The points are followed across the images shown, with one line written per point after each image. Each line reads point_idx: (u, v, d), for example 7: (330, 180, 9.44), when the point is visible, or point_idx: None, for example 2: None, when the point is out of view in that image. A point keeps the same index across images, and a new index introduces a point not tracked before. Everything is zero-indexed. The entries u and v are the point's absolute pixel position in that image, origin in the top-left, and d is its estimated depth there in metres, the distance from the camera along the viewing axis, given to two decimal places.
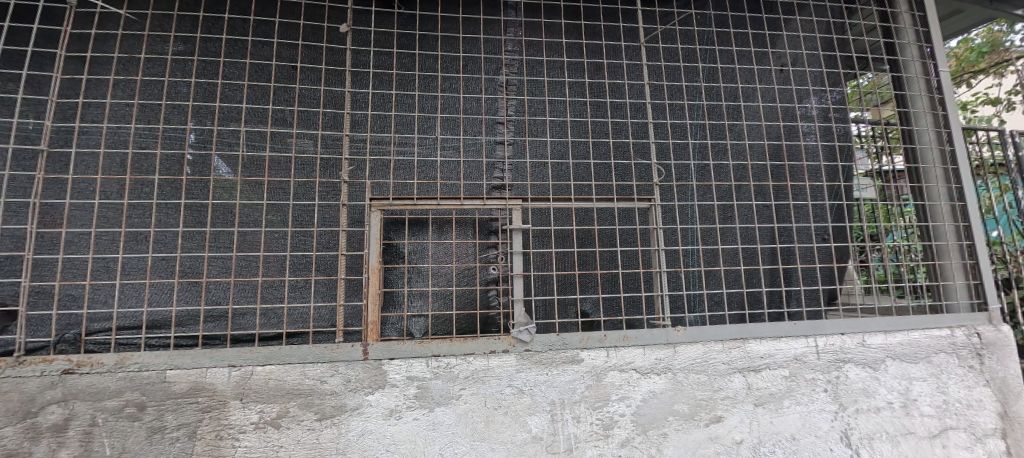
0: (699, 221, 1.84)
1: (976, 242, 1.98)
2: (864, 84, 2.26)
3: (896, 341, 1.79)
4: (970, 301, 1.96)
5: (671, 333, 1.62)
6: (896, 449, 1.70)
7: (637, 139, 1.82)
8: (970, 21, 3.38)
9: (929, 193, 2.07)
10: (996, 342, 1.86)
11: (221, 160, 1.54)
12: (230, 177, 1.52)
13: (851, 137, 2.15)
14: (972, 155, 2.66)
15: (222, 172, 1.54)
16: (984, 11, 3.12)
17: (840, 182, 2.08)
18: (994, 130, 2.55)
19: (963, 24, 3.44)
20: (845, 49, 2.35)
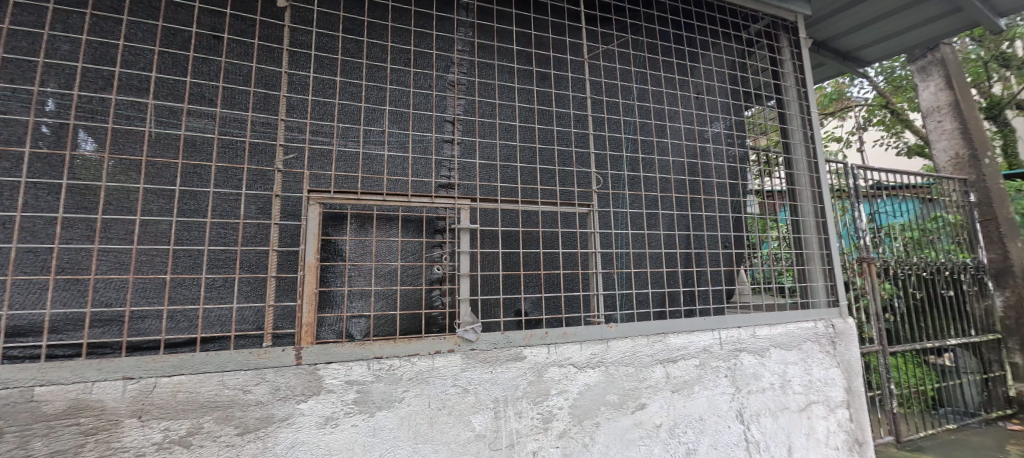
0: (630, 227, 2.02)
1: (833, 251, 2.46)
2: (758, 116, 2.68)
3: (777, 332, 2.14)
4: (828, 298, 2.43)
5: (604, 329, 1.75)
6: (775, 421, 2.03)
7: (579, 149, 1.93)
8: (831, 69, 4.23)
9: (801, 210, 2.53)
10: (844, 331, 2.33)
11: (85, 133, 1.30)
12: (94, 156, 1.26)
13: (746, 160, 2.54)
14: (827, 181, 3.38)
15: (86, 147, 1.29)
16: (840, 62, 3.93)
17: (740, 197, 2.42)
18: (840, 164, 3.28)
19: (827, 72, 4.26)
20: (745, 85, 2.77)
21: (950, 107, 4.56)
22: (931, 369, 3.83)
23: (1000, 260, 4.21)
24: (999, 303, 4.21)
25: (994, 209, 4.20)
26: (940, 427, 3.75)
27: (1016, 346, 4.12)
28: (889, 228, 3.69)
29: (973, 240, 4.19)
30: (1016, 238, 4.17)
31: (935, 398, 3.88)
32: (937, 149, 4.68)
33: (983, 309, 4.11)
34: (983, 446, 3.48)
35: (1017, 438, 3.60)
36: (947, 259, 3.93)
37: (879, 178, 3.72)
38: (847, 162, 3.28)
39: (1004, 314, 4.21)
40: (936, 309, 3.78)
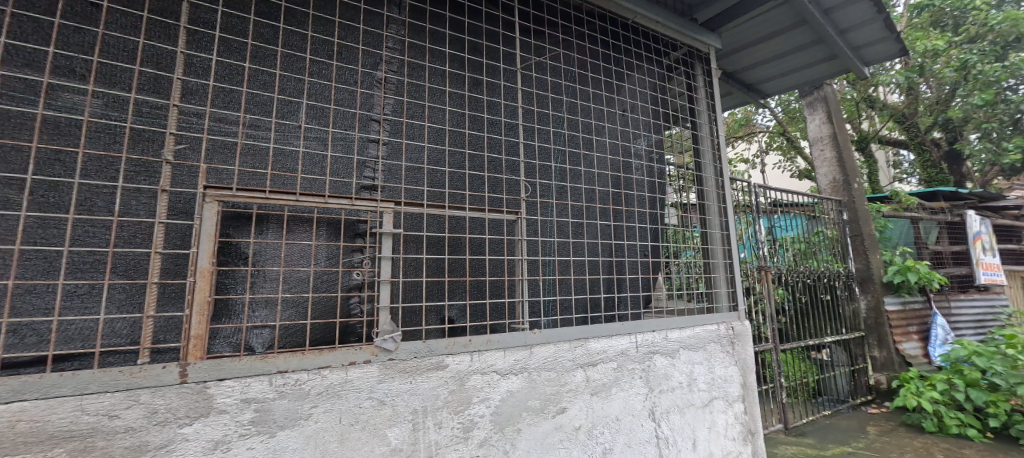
0: (556, 235, 2.09)
1: (734, 261, 2.75)
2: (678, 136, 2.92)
3: (686, 335, 2.33)
4: (729, 303, 2.71)
5: (528, 335, 1.77)
6: (682, 417, 2.20)
7: (509, 156, 1.95)
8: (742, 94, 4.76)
9: (709, 223, 2.81)
10: (740, 333, 2.61)
11: None
12: None
13: (665, 176, 2.75)
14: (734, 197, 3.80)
15: None
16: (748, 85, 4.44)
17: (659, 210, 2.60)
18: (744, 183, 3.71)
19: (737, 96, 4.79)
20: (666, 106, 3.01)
21: (830, 138, 5.33)
22: (812, 363, 4.38)
23: (863, 269, 4.99)
24: (862, 306, 4.96)
25: (859, 227, 4.99)
26: (817, 414, 4.31)
27: (875, 342, 4.88)
28: (782, 240, 4.22)
29: (844, 252, 4.93)
30: (874, 251, 4.98)
31: (814, 388, 4.44)
32: (820, 174, 5.43)
33: (851, 311, 4.83)
34: (849, 429, 4.08)
35: (874, 421, 4.26)
36: (825, 268, 4.58)
37: (777, 197, 4.25)
38: (751, 180, 3.72)
39: (866, 315, 4.97)
40: (817, 311, 4.36)
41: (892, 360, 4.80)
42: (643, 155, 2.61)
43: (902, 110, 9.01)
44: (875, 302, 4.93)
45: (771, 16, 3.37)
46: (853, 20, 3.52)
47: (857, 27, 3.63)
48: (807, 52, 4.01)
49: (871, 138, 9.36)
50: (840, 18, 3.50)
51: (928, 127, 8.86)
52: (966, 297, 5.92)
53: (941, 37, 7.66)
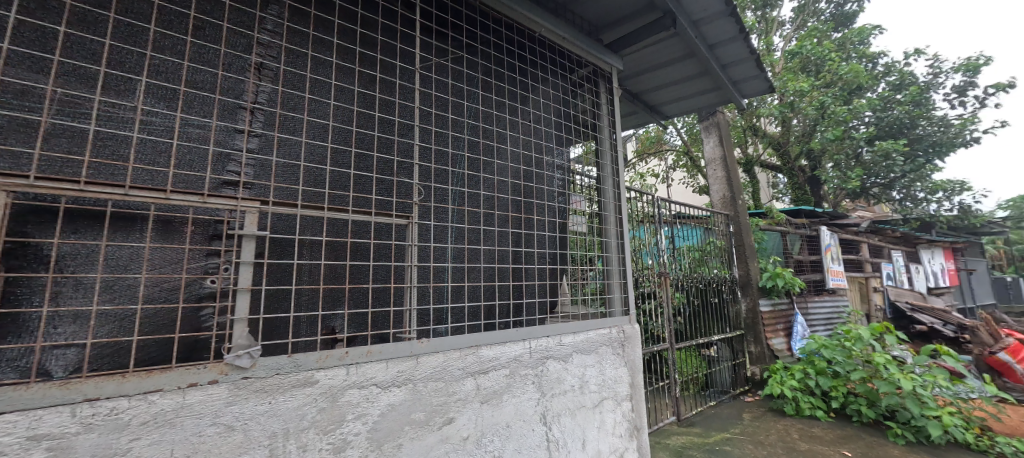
0: (454, 241, 2.06)
1: (627, 268, 2.98)
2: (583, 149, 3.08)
3: (579, 339, 2.43)
4: (622, 308, 2.92)
5: (415, 345, 1.70)
6: (573, 419, 2.28)
7: (403, 159, 1.88)
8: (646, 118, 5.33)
9: (607, 232, 3.01)
10: (630, 336, 2.81)
11: None
12: None
13: (568, 187, 2.89)
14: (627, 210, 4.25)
15: None
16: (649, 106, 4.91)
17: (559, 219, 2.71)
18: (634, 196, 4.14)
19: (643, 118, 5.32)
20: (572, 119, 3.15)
21: (720, 160, 6.00)
22: (702, 360, 4.91)
23: (745, 275, 5.65)
24: (742, 308, 5.63)
25: (742, 238, 5.69)
26: (704, 404, 4.90)
27: (752, 338, 5.55)
28: (680, 249, 4.92)
29: (729, 260, 5.61)
30: (752, 260, 5.70)
31: (702, 382, 4.96)
32: (713, 190, 6.06)
33: (734, 312, 5.50)
34: (727, 417, 4.61)
35: (748, 408, 4.86)
36: (714, 274, 5.26)
37: (677, 211, 5.03)
38: (651, 196, 4.54)
39: (745, 315, 5.64)
40: (708, 312, 5.03)
41: (764, 353, 5.53)
42: (547, 166, 2.71)
43: (780, 139, 10.45)
44: (753, 304, 5.61)
45: (666, 47, 3.73)
46: (732, 57, 4.05)
47: (735, 63, 4.19)
48: (697, 81, 4.52)
49: (754, 161, 10.81)
50: (721, 55, 4.01)
51: (796, 155, 10.48)
52: (818, 299, 7.06)
53: (804, 80, 9.14)
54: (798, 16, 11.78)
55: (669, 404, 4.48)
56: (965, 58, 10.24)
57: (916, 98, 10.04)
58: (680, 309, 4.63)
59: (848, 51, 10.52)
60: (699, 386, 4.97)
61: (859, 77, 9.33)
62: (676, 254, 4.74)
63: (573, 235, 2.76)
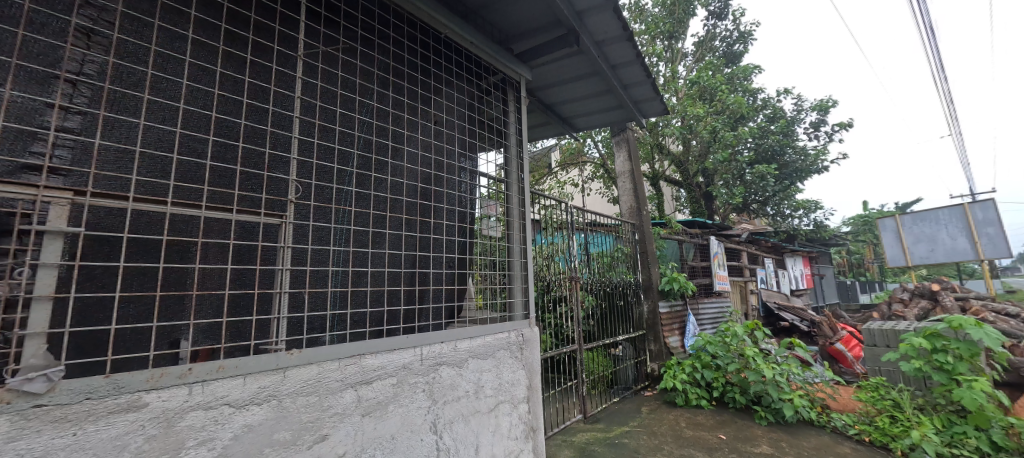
0: (345, 242, 1.96)
1: (529, 273, 3.09)
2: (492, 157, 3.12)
3: (475, 343, 2.43)
4: (523, 312, 3.00)
5: (282, 357, 1.55)
6: (466, 425, 2.26)
7: (277, 152, 1.72)
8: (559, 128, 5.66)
9: (511, 238, 3.08)
10: (529, 339, 2.90)
11: None
12: None
13: (472, 193, 2.88)
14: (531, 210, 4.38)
15: None
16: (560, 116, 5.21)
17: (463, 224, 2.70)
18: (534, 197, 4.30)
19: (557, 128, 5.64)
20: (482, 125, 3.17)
21: (629, 174, 6.43)
22: (609, 358, 5.32)
23: (647, 279, 6.12)
24: (644, 310, 6.08)
25: (646, 246, 6.15)
26: (609, 401, 5.23)
27: (652, 337, 6.03)
28: (593, 255, 5.27)
29: (634, 265, 6.04)
30: (654, 265, 6.18)
31: (609, 379, 5.34)
32: (622, 201, 6.46)
33: (639, 314, 5.99)
34: (628, 411, 4.95)
35: (646, 402, 5.27)
36: (620, 278, 5.63)
37: (591, 220, 5.43)
38: (566, 204, 4.81)
39: (647, 316, 6.09)
40: (615, 314, 5.37)
41: (661, 351, 6.04)
42: (453, 170, 2.70)
43: (682, 157, 11.80)
44: (653, 306, 6.10)
45: (574, 63, 3.95)
46: (631, 78, 4.42)
47: (634, 84, 4.59)
48: (603, 98, 4.84)
49: (659, 176, 11.90)
50: (622, 75, 4.36)
51: (693, 172, 11.75)
52: (707, 300, 7.93)
53: (699, 107, 10.32)
54: (698, 49, 13.52)
55: (578, 403, 4.70)
56: (820, 100, 12.35)
57: (785, 129, 11.85)
58: (589, 312, 4.96)
59: (735, 84, 12.08)
60: (607, 384, 5.34)
61: (742, 108, 10.77)
62: (587, 260, 5.07)
63: (477, 241, 2.78)
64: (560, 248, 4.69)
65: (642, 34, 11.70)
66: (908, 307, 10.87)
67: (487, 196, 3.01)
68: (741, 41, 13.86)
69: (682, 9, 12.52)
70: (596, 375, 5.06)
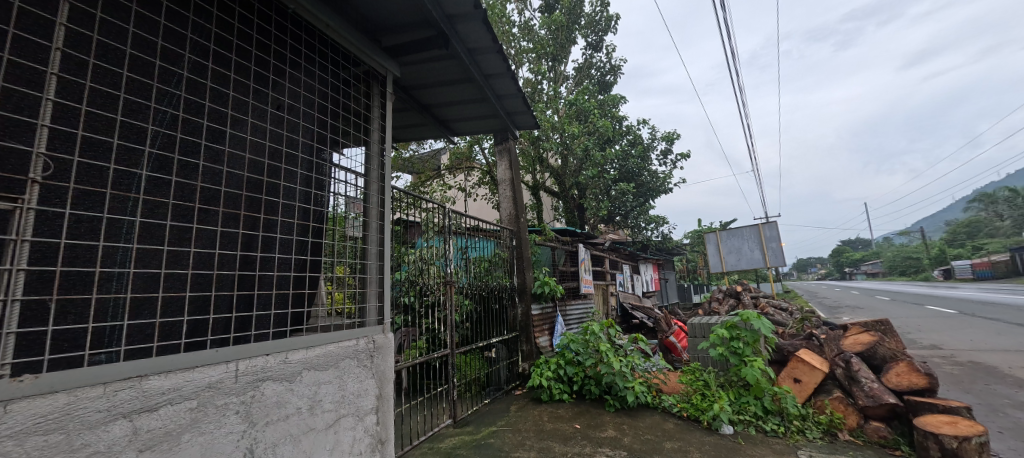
0: (133, 239, 1.60)
1: (386, 277, 2.95)
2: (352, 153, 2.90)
3: (313, 354, 2.21)
4: (376, 317, 2.85)
5: (3, 386, 1.19)
6: (296, 447, 2.02)
7: (15, 115, 1.31)
8: (435, 131, 5.65)
9: (368, 239, 2.90)
10: (382, 345, 2.77)
11: None
12: None
13: (325, 188, 2.61)
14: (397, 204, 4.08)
15: None
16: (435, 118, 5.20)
17: (309, 222, 2.44)
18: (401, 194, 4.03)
19: (433, 130, 5.61)
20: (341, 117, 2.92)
21: (509, 182, 6.52)
22: (483, 360, 5.46)
23: (522, 283, 6.31)
24: (518, 312, 6.25)
25: (522, 252, 6.35)
26: (480, 403, 5.29)
27: (524, 339, 6.22)
28: (473, 259, 5.32)
29: (511, 269, 6.20)
30: (528, 270, 6.41)
31: (483, 381, 5.47)
32: (502, 208, 6.54)
33: (516, 316, 6.20)
34: (498, 411, 5.08)
35: (515, 401, 5.49)
36: (496, 282, 5.73)
37: (473, 225, 5.46)
38: (445, 208, 4.70)
39: (520, 319, 6.26)
40: (490, 318, 5.44)
41: (532, 351, 6.31)
42: (299, 162, 2.42)
43: (560, 170, 12.81)
44: (526, 308, 6.32)
45: (447, 67, 3.97)
46: (503, 89, 4.66)
47: (507, 95, 4.86)
48: (478, 106, 4.99)
49: (539, 187, 12.67)
50: (495, 85, 4.57)
51: (569, 185, 12.79)
52: (574, 302, 8.67)
53: (575, 126, 11.32)
54: (578, 74, 14.90)
55: (450, 408, 4.66)
56: (668, 132, 14.68)
57: (642, 154, 13.72)
58: (465, 316, 5.00)
59: (606, 110, 13.59)
60: (480, 386, 5.45)
61: (608, 131, 12.16)
62: (465, 265, 5.07)
63: (327, 241, 2.52)
64: (436, 251, 4.62)
65: (529, 52, 12.39)
66: (722, 305, 13.53)
67: (344, 192, 2.77)
68: (612, 73, 15.67)
69: (564, 36, 13.64)
70: (470, 378, 5.16)
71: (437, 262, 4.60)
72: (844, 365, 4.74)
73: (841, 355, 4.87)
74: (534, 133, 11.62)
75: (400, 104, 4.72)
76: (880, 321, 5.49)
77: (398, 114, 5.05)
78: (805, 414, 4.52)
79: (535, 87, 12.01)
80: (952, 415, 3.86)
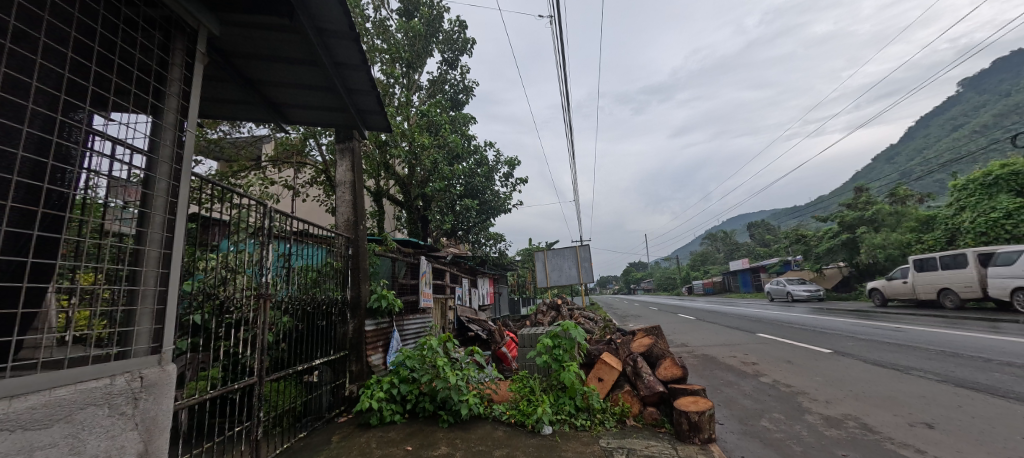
0: None
1: (169, 289, 2.24)
2: (133, 118, 2.11)
3: (24, 405, 1.49)
4: (149, 345, 2.12)
5: None
6: None
7: None
8: (257, 113, 4.87)
9: (145, 238, 2.14)
10: (156, 381, 2.07)
11: None
12: None
13: (71, 163, 1.81)
14: (195, 197, 3.19)
15: None
16: (263, 101, 4.51)
17: (40, 208, 1.64)
18: (199, 181, 3.16)
19: (255, 113, 4.83)
20: (127, 65, 2.10)
21: (349, 184, 5.89)
22: (302, 386, 4.69)
23: (355, 296, 5.69)
24: (349, 329, 5.61)
25: (358, 262, 5.76)
26: (292, 439, 4.46)
27: (354, 358, 5.60)
28: (296, 269, 4.53)
29: (343, 282, 5.53)
30: (365, 281, 5.84)
31: (300, 411, 4.67)
32: (339, 212, 5.85)
33: (341, 334, 5.47)
34: (317, 445, 4.39)
35: (338, 429, 4.84)
36: (325, 295, 5.03)
37: (300, 228, 4.69)
38: (265, 205, 3.89)
39: (351, 336, 5.62)
40: (314, 337, 4.72)
41: (363, 370, 5.72)
42: (31, 118, 1.64)
43: (406, 179, 12.32)
44: (359, 324, 5.72)
45: (288, 43, 3.46)
46: (355, 82, 4.43)
47: (358, 90, 4.63)
48: (321, 95, 4.60)
49: (382, 194, 11.89)
50: (346, 77, 4.31)
51: (414, 195, 12.40)
52: (412, 317, 8.28)
53: (425, 137, 11.12)
54: (431, 86, 14.87)
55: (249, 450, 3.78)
56: (511, 157, 15.86)
57: (487, 173, 14.39)
58: (280, 335, 4.19)
59: (457, 126, 13.84)
60: (293, 418, 4.61)
61: (458, 147, 12.34)
62: (287, 275, 4.30)
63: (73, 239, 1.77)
64: (246, 257, 3.76)
65: (382, 52, 11.73)
66: (545, 316, 15.06)
67: (111, 170, 1.97)
68: (464, 92, 16.11)
69: (421, 45, 13.43)
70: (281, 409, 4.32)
71: (248, 271, 3.76)
72: (632, 363, 5.69)
73: (630, 355, 5.84)
74: (382, 136, 10.95)
75: (215, 72, 3.84)
76: (654, 327, 6.73)
77: (211, 83, 4.08)
78: (605, 407, 5.27)
79: (387, 89, 11.42)
80: (695, 396, 4.96)
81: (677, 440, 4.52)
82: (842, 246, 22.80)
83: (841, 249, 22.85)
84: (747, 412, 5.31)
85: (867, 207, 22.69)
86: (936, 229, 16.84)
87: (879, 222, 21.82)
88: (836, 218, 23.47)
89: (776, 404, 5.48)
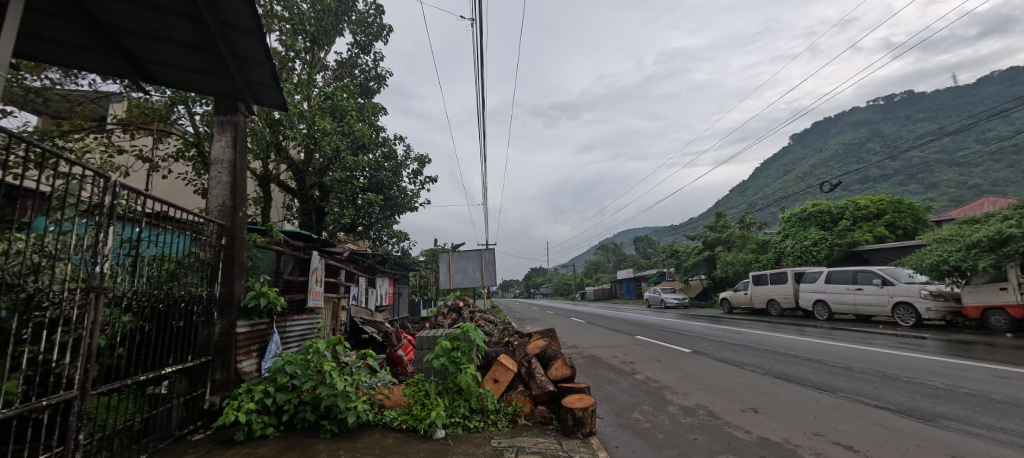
0: None
1: None
2: None
3: None
4: None
5: None
6: None
7: None
8: (110, 61, 4.16)
9: None
10: None
11: None
12: None
13: None
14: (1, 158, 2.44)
15: None
16: (115, 44, 3.88)
17: None
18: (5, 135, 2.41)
19: (106, 59, 4.13)
20: None
21: (229, 163, 5.08)
22: (145, 399, 3.79)
23: (226, 294, 4.90)
24: (215, 331, 4.80)
25: (232, 254, 4.96)
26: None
27: (219, 365, 4.84)
28: (147, 258, 3.74)
29: (212, 276, 4.70)
30: (240, 276, 5.06)
31: (140, 430, 3.75)
32: (211, 195, 4.99)
33: (204, 336, 4.63)
34: None
35: (191, 449, 4.08)
36: (185, 291, 4.21)
37: (158, 210, 3.88)
38: (110, 178, 3.11)
39: (216, 339, 4.82)
40: (166, 340, 3.91)
41: (229, 378, 4.98)
42: None
43: (301, 165, 11.13)
44: (228, 325, 4.94)
45: None
46: (245, 50, 4.01)
47: (248, 59, 4.19)
48: (196, 55, 4.09)
49: (270, 179, 10.50)
50: (234, 42, 3.89)
51: (310, 184, 11.26)
52: (297, 317, 7.45)
53: (327, 122, 10.21)
54: (339, 68, 13.73)
55: None
56: (421, 154, 15.37)
57: (395, 168, 13.72)
58: (117, 340, 3.36)
59: (364, 115, 12.97)
60: (128, 439, 3.64)
61: (364, 137, 11.56)
62: (134, 266, 3.54)
63: None
64: (69, 240, 3.05)
65: (283, 21, 10.39)
66: (445, 318, 14.81)
67: None
68: (376, 80, 15.19)
69: (330, 22, 12.34)
70: (114, 429, 3.47)
71: (74, 258, 3.00)
72: (527, 364, 5.85)
73: (525, 356, 6.00)
74: (274, 115, 9.73)
75: None
76: (549, 330, 7.03)
77: (44, 18, 3.49)
78: (498, 408, 5.32)
79: (284, 63, 10.23)
80: (582, 394, 5.27)
81: (562, 436, 4.74)
82: (705, 262, 26.70)
83: (704, 264, 26.71)
84: (623, 406, 5.83)
85: (724, 230, 26.95)
86: (770, 251, 20.68)
87: (732, 242, 26.05)
88: (702, 237, 27.42)
89: (646, 398, 6.11)
